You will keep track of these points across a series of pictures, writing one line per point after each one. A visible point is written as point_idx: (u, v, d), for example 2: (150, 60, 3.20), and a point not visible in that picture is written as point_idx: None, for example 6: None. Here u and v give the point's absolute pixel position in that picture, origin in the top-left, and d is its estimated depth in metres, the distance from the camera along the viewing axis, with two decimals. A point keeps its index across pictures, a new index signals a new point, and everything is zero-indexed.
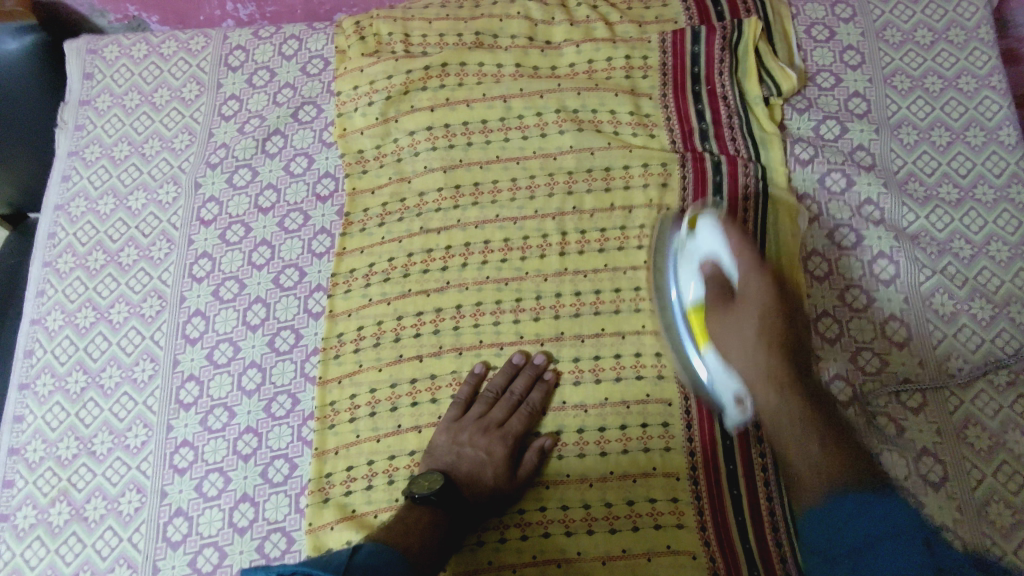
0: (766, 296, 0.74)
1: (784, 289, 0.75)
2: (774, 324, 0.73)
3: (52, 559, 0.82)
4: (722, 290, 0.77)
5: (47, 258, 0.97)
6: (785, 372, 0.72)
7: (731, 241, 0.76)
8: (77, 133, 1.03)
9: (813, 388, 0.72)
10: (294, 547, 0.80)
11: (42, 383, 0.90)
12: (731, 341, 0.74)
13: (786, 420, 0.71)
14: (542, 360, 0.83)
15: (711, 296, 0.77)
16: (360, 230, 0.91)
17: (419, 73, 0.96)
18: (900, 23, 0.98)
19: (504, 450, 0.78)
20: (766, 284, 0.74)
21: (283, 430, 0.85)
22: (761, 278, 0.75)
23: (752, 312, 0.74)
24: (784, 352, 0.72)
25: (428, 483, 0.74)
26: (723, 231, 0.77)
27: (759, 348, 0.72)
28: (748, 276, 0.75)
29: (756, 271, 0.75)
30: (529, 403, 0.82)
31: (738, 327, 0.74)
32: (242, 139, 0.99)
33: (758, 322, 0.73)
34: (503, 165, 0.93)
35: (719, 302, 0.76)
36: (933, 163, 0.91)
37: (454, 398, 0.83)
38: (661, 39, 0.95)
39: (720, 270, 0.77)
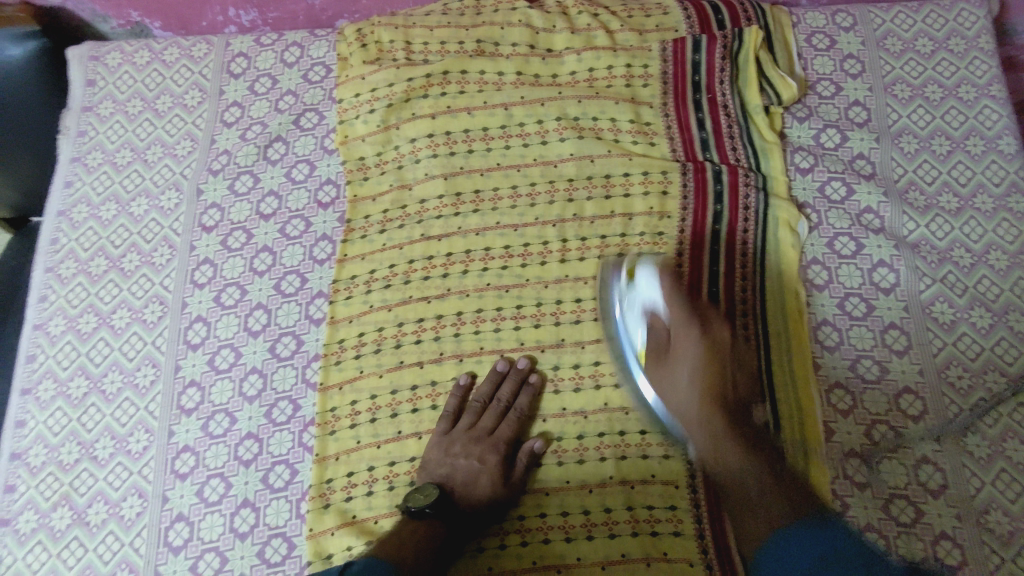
0: (702, 341, 0.75)
1: (719, 327, 0.76)
2: (706, 378, 0.74)
3: (53, 563, 0.82)
4: (663, 353, 0.78)
5: (50, 264, 0.97)
6: (718, 417, 0.73)
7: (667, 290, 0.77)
8: (80, 139, 1.03)
9: (745, 423, 0.73)
10: (294, 553, 0.80)
11: (44, 388, 0.91)
12: (674, 393, 0.76)
13: (723, 458, 0.71)
14: (525, 364, 0.84)
15: (657, 357, 0.78)
16: (361, 237, 0.92)
17: (420, 81, 0.96)
18: (900, 32, 0.99)
19: (496, 458, 0.79)
20: (699, 340, 0.75)
21: (283, 436, 0.85)
22: (696, 333, 0.75)
23: (685, 372, 0.75)
24: (714, 394, 0.74)
25: (423, 497, 0.75)
26: (659, 280, 0.78)
27: (687, 396, 0.74)
28: (681, 330, 0.76)
29: (692, 329, 0.75)
30: (518, 408, 0.82)
31: (677, 383, 0.75)
32: (244, 146, 0.99)
33: (693, 375, 0.75)
34: (503, 172, 0.93)
35: (664, 357, 0.77)
36: (933, 172, 0.91)
37: (442, 410, 0.83)
38: (662, 48, 0.96)
39: (661, 321, 0.78)
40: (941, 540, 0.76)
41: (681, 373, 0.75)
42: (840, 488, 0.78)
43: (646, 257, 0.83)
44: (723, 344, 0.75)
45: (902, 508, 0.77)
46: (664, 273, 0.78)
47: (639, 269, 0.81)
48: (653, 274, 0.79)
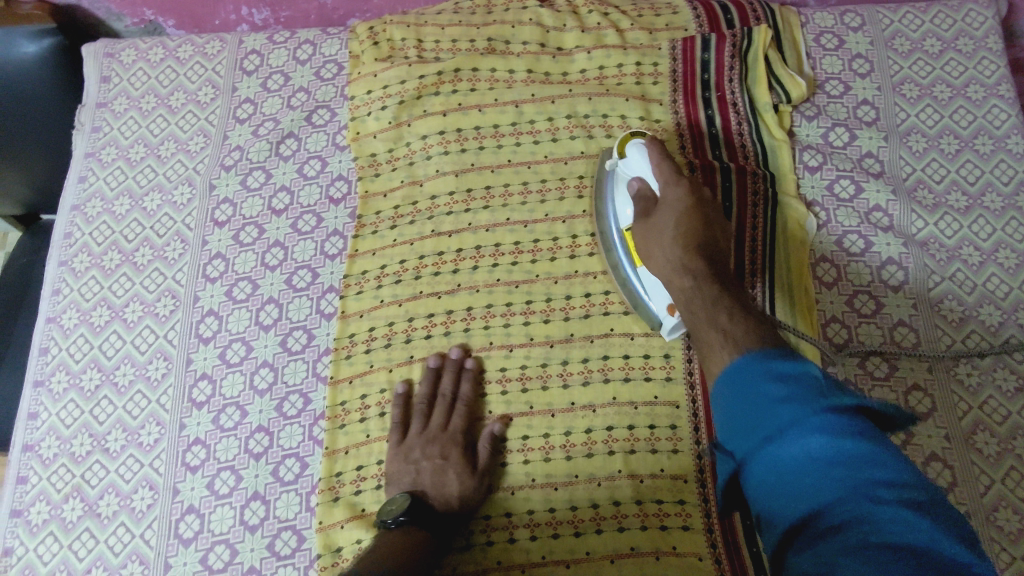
0: (681, 192, 0.77)
1: (703, 190, 0.79)
2: (684, 221, 0.76)
3: (65, 554, 0.83)
4: (648, 208, 0.80)
5: (63, 258, 0.98)
6: (694, 259, 0.74)
7: (653, 155, 0.81)
8: (94, 135, 1.04)
9: (721, 271, 0.74)
10: (304, 546, 0.81)
11: (56, 381, 0.91)
12: (657, 248, 0.77)
13: (695, 296, 0.71)
14: (458, 353, 0.85)
15: (642, 214, 0.80)
16: (372, 233, 0.92)
17: (432, 78, 0.97)
18: (909, 32, 0.99)
19: (458, 451, 0.80)
20: (679, 189, 0.78)
21: (294, 429, 0.86)
22: (679, 188, 0.78)
23: (667, 221, 0.77)
24: (692, 240, 0.75)
25: (396, 507, 0.75)
26: (647, 148, 0.82)
27: (669, 241, 0.76)
28: (664, 183, 0.79)
29: (677, 184, 0.78)
30: (463, 397, 0.83)
31: (660, 229, 0.77)
32: (256, 142, 1.00)
33: (676, 225, 0.76)
34: (513, 169, 0.93)
35: (649, 213, 0.79)
36: (942, 171, 0.92)
37: (389, 422, 0.83)
38: (671, 47, 0.96)
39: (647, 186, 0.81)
40: None
41: (665, 219, 0.77)
42: None
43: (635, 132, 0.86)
44: (701, 202, 0.78)
45: None
46: (652, 142, 0.82)
47: (628, 143, 0.85)
48: (641, 146, 0.82)
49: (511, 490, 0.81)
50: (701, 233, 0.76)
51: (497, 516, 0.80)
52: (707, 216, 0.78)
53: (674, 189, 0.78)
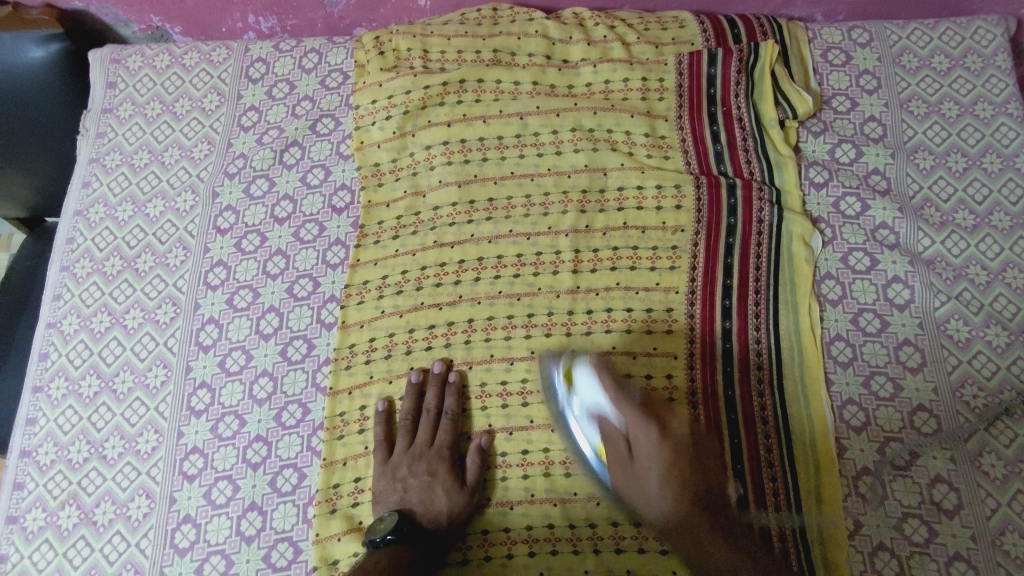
0: (667, 451, 0.71)
1: (674, 422, 0.73)
2: (678, 482, 0.70)
3: (60, 562, 0.82)
4: (623, 448, 0.74)
5: (65, 263, 0.98)
6: (697, 520, 0.70)
7: (611, 391, 0.74)
8: (99, 140, 1.04)
9: (724, 528, 0.70)
10: (300, 558, 0.80)
11: (56, 386, 0.91)
12: (645, 501, 0.72)
13: (705, 558, 0.69)
14: (441, 367, 0.85)
15: (620, 458, 0.74)
16: (374, 243, 0.92)
17: (437, 89, 0.97)
18: (917, 49, 0.98)
19: (444, 466, 0.80)
20: (658, 442, 0.71)
21: (292, 439, 0.85)
22: (652, 431, 0.71)
23: (648, 468, 0.72)
24: (681, 488, 0.70)
25: (384, 525, 0.75)
26: (601, 380, 0.75)
27: (668, 497, 0.71)
28: (641, 437, 0.72)
29: (648, 425, 0.71)
30: (447, 411, 0.83)
31: (645, 479, 0.72)
32: (261, 150, 1.00)
33: (663, 477, 0.71)
34: (517, 181, 0.93)
35: (624, 454, 0.73)
36: (949, 189, 0.91)
37: (374, 440, 0.83)
38: (677, 61, 0.96)
39: (611, 425, 0.74)
40: (954, 561, 0.75)
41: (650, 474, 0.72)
42: (851, 505, 0.78)
43: (579, 355, 0.80)
44: (680, 441, 0.72)
45: (915, 527, 0.77)
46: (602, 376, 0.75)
47: (574, 371, 0.78)
48: (593, 375, 0.75)
49: (510, 506, 0.80)
50: (694, 469, 0.71)
51: (495, 532, 0.80)
52: (691, 457, 0.72)
53: (649, 436, 0.71)
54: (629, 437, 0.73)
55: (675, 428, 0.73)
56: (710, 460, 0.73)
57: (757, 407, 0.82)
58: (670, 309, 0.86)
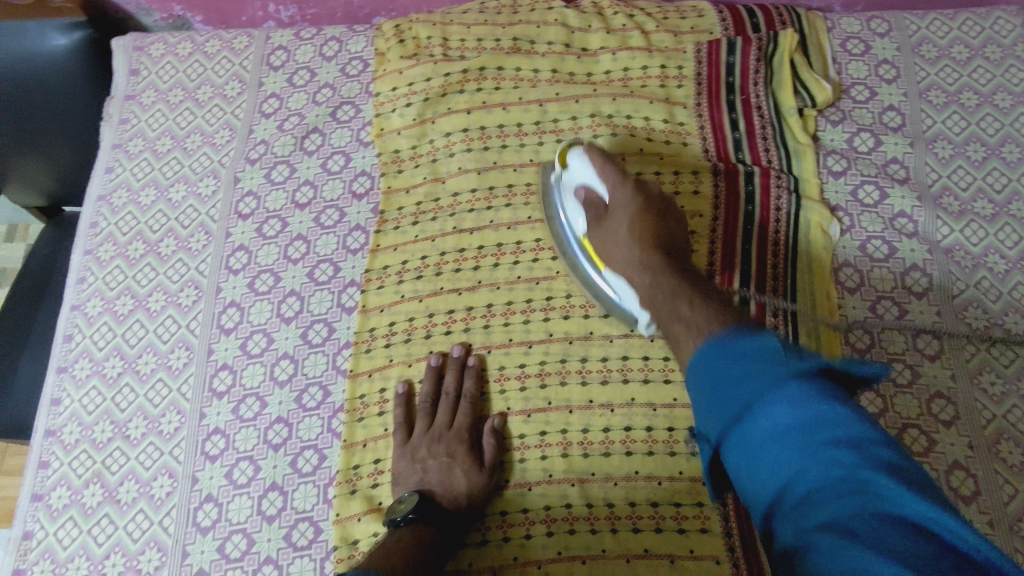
0: (633, 199, 0.75)
1: (651, 185, 0.77)
2: (641, 223, 0.74)
3: (85, 540, 0.84)
4: (600, 208, 0.79)
5: (89, 247, 0.99)
6: (653, 255, 0.71)
7: (595, 161, 0.79)
8: (122, 127, 1.06)
9: (683, 264, 0.71)
10: (321, 537, 0.81)
11: (80, 367, 0.92)
12: (615, 251, 0.75)
13: (657, 281, 0.68)
14: (460, 350, 0.86)
15: (597, 222, 0.78)
16: (394, 228, 0.93)
17: (457, 76, 0.98)
18: (936, 39, 0.99)
19: (463, 447, 0.81)
20: (631, 193, 0.75)
21: (313, 421, 0.86)
22: (625, 188, 0.76)
23: (620, 219, 0.75)
24: (647, 226, 0.73)
25: (405, 505, 0.76)
26: (587, 155, 0.81)
27: (633, 241, 0.73)
28: (611, 190, 0.77)
29: (622, 185, 0.76)
30: (466, 394, 0.84)
31: (615, 232, 0.76)
32: (282, 136, 1.01)
33: (631, 226, 0.74)
34: (536, 168, 0.94)
35: (601, 214, 0.78)
36: (968, 178, 0.91)
37: (394, 423, 0.84)
38: (696, 50, 0.96)
39: (595, 194, 0.80)
40: None
41: (618, 225, 0.75)
42: None
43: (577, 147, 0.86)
44: (653, 197, 0.76)
45: None
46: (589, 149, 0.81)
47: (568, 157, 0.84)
48: (581, 153, 0.82)
49: (528, 487, 0.81)
50: (660, 221, 0.74)
51: (513, 512, 0.80)
52: (660, 210, 0.75)
53: (623, 189, 0.76)
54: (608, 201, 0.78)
55: (651, 190, 0.77)
56: (679, 222, 0.76)
57: None
58: None
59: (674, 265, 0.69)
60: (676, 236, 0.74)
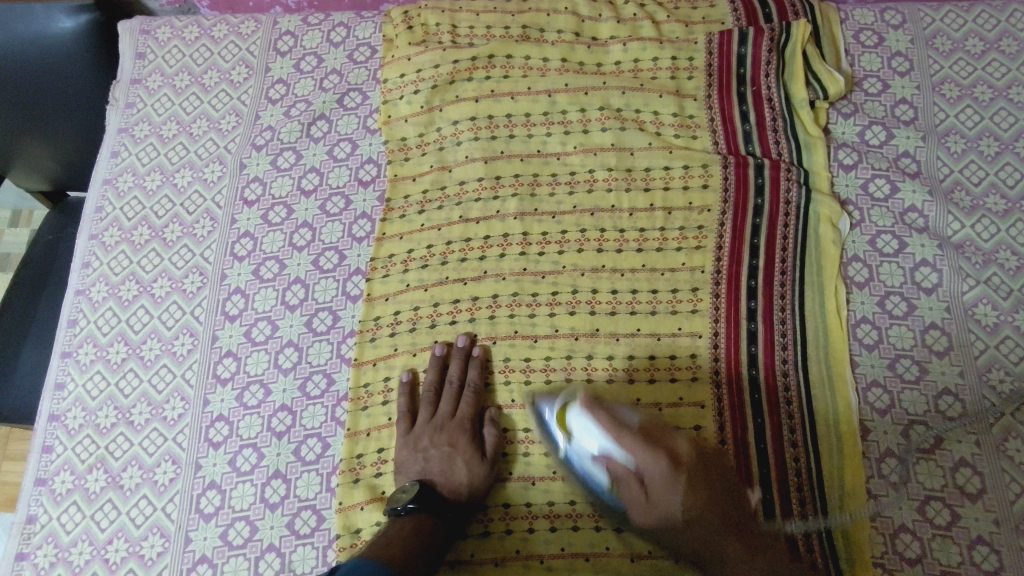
0: (692, 506, 0.72)
1: (678, 444, 0.73)
2: (693, 491, 0.71)
3: (88, 524, 0.84)
4: (636, 483, 0.72)
5: (93, 231, 0.99)
6: (723, 535, 0.72)
7: (617, 434, 0.72)
8: (128, 111, 1.05)
9: (741, 519, 0.73)
10: (323, 525, 0.81)
11: (84, 352, 0.92)
12: (671, 523, 0.72)
13: (722, 549, 0.71)
14: (464, 341, 0.85)
15: (642, 497, 0.72)
16: (400, 217, 0.92)
17: (465, 64, 0.97)
18: (950, 31, 0.97)
19: (465, 438, 0.81)
20: (671, 469, 0.71)
21: (317, 409, 0.86)
22: (662, 460, 0.71)
23: (669, 497, 0.71)
24: (706, 502, 0.72)
25: (406, 494, 0.77)
26: (595, 421, 0.73)
27: (698, 521, 0.71)
28: (646, 460, 0.71)
29: (657, 459, 0.71)
30: (469, 384, 0.83)
31: (670, 510, 0.72)
32: (288, 123, 1.00)
33: (688, 500, 0.71)
34: (544, 159, 0.93)
35: (638, 491, 0.72)
36: (980, 172, 0.90)
37: (398, 412, 0.84)
38: (707, 40, 0.95)
39: (619, 464, 0.72)
40: (977, 544, 0.75)
41: (672, 510, 0.72)
42: (874, 487, 0.78)
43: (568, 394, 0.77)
44: (689, 458, 0.73)
45: (938, 510, 0.76)
46: (596, 412, 0.73)
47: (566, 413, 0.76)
48: (585, 414, 0.74)
49: (532, 480, 0.81)
50: (709, 477, 0.73)
51: (516, 506, 0.80)
52: (705, 469, 0.73)
53: (662, 472, 0.71)
54: (641, 473, 0.72)
55: (683, 454, 0.73)
56: (715, 463, 0.74)
57: (781, 389, 0.82)
58: (695, 289, 0.86)
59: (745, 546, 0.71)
60: (725, 490, 0.73)
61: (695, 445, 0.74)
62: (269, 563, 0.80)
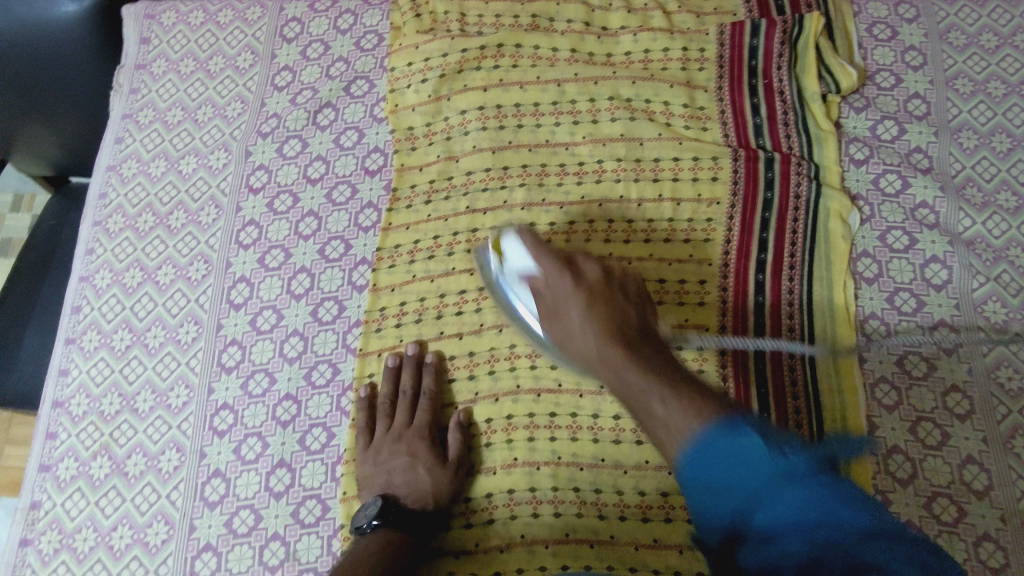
0: (591, 318, 0.69)
1: (589, 265, 0.73)
2: (593, 304, 0.70)
3: (92, 511, 0.84)
4: (540, 292, 0.73)
5: (98, 218, 0.98)
6: (620, 351, 0.67)
7: (525, 245, 0.73)
8: (132, 96, 1.04)
9: (647, 351, 0.68)
10: (328, 515, 0.81)
11: (88, 338, 0.92)
12: (575, 340, 0.70)
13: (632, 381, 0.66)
14: (414, 349, 0.84)
15: (546, 313, 0.72)
16: (406, 207, 0.91)
17: (474, 53, 0.96)
18: (965, 26, 0.96)
19: (425, 445, 0.80)
20: (569, 277, 0.71)
21: (322, 399, 0.86)
22: (563, 268, 0.71)
23: (569, 306, 0.71)
24: (607, 314, 0.69)
25: (368, 512, 0.76)
26: (511, 237, 0.75)
27: (596, 332, 0.69)
28: (550, 276, 0.71)
29: (557, 265, 0.71)
30: (424, 392, 0.83)
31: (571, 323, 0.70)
32: (295, 110, 0.99)
33: (587, 312, 0.69)
34: (552, 150, 0.92)
35: (545, 301, 0.72)
36: (992, 169, 0.89)
37: (355, 427, 0.83)
38: (719, 31, 0.94)
39: (530, 280, 0.73)
40: (983, 541, 0.75)
41: (571, 316, 0.70)
42: (881, 483, 0.78)
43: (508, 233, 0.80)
44: (595, 275, 0.72)
45: (944, 506, 0.76)
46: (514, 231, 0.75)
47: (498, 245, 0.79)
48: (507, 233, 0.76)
49: (536, 466, 0.80)
50: (613, 301, 0.70)
51: (520, 491, 0.80)
52: (613, 293, 0.71)
53: (560, 277, 0.71)
54: (547, 290, 0.72)
55: (592, 274, 0.72)
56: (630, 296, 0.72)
57: (788, 385, 0.81)
58: (703, 281, 0.86)
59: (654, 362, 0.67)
60: (634, 317, 0.70)
61: (613, 275, 0.73)
62: (274, 552, 0.80)
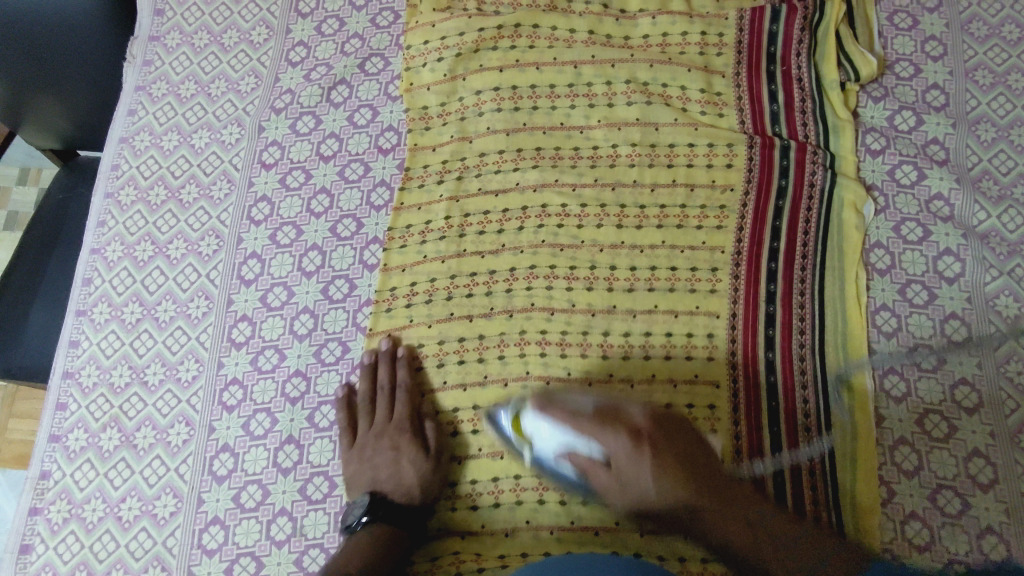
0: (663, 477, 0.71)
1: (633, 413, 0.74)
2: (660, 455, 0.71)
3: (101, 482, 0.84)
4: (599, 464, 0.72)
5: (109, 190, 0.98)
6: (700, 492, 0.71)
7: (567, 420, 0.72)
8: (145, 68, 1.04)
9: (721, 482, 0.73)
10: (335, 492, 0.81)
11: (98, 311, 0.92)
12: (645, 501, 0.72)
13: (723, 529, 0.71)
14: (388, 343, 0.84)
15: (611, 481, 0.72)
16: (418, 187, 0.91)
17: (491, 33, 0.95)
18: (987, 16, 0.95)
19: (406, 438, 0.80)
20: (626, 439, 0.72)
21: (331, 376, 0.86)
22: (618, 433, 0.72)
23: (637, 466, 0.71)
24: (677, 456, 0.72)
25: (357, 508, 0.77)
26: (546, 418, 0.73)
27: (678, 492, 0.71)
28: (608, 443, 0.71)
29: (611, 433, 0.72)
30: (400, 386, 0.83)
31: (642, 485, 0.72)
32: (308, 86, 0.99)
33: (655, 465, 0.71)
34: (566, 133, 0.92)
35: (603, 472, 0.72)
36: (1010, 162, 0.88)
37: (339, 424, 0.83)
38: (738, 16, 0.93)
39: (577, 455, 0.72)
40: (985, 534, 0.75)
41: (639, 477, 0.71)
42: (886, 474, 0.78)
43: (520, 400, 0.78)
44: (646, 423, 0.74)
45: (948, 498, 0.77)
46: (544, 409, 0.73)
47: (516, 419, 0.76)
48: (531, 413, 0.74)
49: None
50: (675, 442, 0.73)
51: (525, 477, 0.79)
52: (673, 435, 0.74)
53: (615, 440, 0.72)
54: (605, 459, 0.72)
55: (641, 420, 0.74)
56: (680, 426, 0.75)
57: (797, 374, 0.81)
58: (715, 269, 0.85)
59: (716, 497, 0.72)
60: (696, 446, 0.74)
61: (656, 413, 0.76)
62: (281, 527, 0.80)
